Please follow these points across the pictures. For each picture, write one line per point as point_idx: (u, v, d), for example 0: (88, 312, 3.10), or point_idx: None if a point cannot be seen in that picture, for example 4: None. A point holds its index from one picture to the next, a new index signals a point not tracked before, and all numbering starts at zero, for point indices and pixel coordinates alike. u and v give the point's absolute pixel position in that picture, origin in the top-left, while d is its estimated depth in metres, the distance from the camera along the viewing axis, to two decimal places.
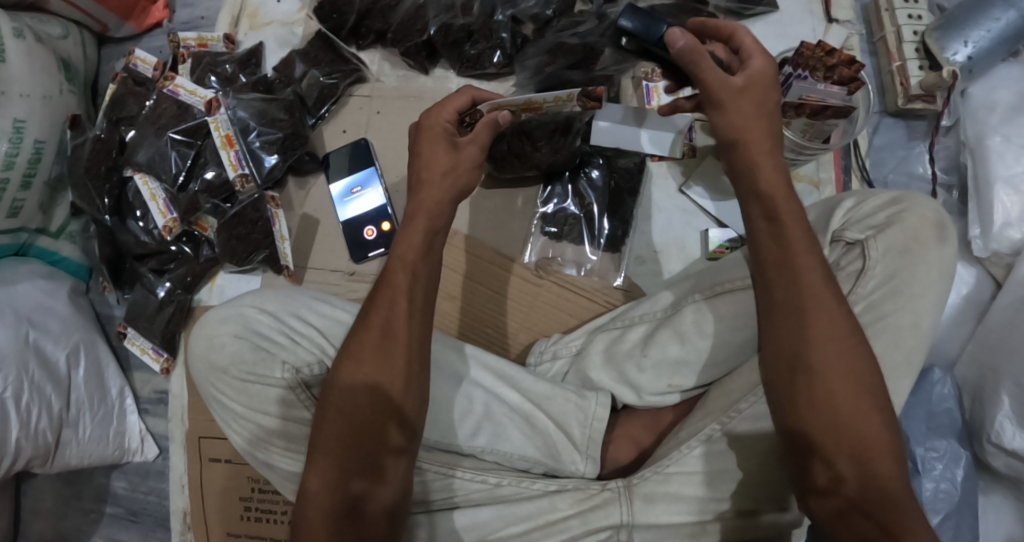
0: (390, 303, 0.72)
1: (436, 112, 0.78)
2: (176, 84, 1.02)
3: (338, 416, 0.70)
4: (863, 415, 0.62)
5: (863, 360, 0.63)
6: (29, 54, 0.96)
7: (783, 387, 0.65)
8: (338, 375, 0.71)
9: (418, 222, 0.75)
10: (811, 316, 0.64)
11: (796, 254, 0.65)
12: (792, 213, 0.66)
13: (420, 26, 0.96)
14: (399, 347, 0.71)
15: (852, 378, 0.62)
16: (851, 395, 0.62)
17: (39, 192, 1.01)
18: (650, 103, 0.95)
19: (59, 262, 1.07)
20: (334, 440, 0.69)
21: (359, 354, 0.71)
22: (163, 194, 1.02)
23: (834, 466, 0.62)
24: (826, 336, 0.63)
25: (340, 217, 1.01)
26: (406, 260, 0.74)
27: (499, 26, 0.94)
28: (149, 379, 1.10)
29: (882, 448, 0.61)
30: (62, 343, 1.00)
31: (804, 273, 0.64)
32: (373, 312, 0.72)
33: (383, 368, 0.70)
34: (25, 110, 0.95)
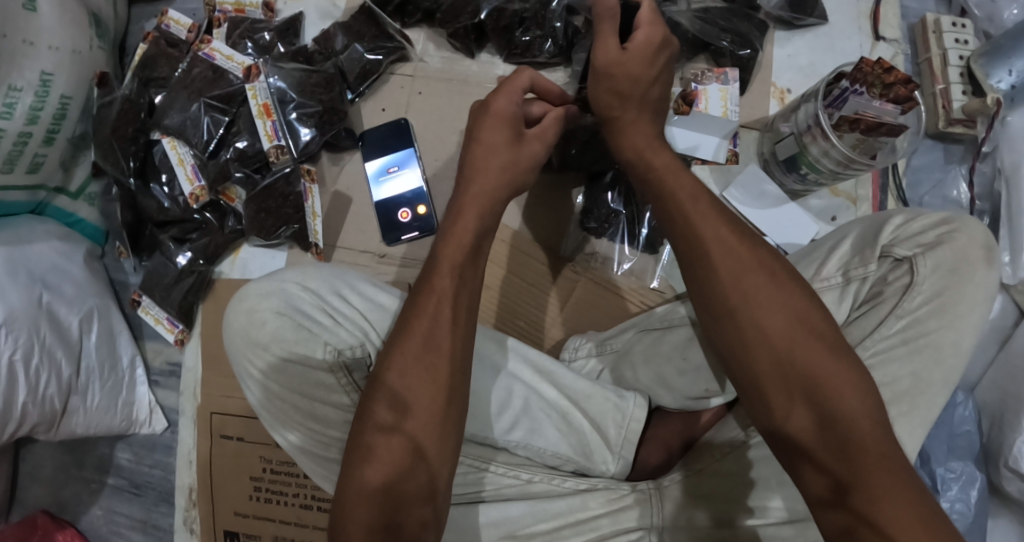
0: (436, 309, 0.69)
1: (503, 96, 0.76)
2: (211, 48, 0.99)
3: (377, 422, 0.67)
4: (809, 355, 0.65)
5: (802, 306, 0.67)
6: (61, 6, 0.92)
7: (719, 336, 0.69)
8: (381, 374, 0.68)
9: (472, 215, 0.73)
10: (716, 260, 0.69)
11: (706, 230, 0.70)
12: (694, 183, 0.73)
13: (471, 8, 0.94)
14: (442, 357, 0.68)
15: (790, 326, 0.66)
16: (789, 343, 0.66)
17: (62, 149, 0.97)
18: (699, 105, 0.93)
19: (75, 223, 1.04)
20: (366, 441, 0.67)
21: (390, 351, 0.69)
22: (184, 154, 0.99)
23: (793, 417, 0.65)
24: (747, 289, 0.68)
25: (374, 197, 0.99)
26: (453, 262, 0.71)
27: (554, 15, 0.93)
28: (162, 350, 1.08)
29: (837, 387, 0.64)
30: (76, 308, 0.97)
31: (723, 235, 0.70)
32: (416, 317, 0.69)
33: (424, 374, 0.68)
34: (53, 63, 0.91)
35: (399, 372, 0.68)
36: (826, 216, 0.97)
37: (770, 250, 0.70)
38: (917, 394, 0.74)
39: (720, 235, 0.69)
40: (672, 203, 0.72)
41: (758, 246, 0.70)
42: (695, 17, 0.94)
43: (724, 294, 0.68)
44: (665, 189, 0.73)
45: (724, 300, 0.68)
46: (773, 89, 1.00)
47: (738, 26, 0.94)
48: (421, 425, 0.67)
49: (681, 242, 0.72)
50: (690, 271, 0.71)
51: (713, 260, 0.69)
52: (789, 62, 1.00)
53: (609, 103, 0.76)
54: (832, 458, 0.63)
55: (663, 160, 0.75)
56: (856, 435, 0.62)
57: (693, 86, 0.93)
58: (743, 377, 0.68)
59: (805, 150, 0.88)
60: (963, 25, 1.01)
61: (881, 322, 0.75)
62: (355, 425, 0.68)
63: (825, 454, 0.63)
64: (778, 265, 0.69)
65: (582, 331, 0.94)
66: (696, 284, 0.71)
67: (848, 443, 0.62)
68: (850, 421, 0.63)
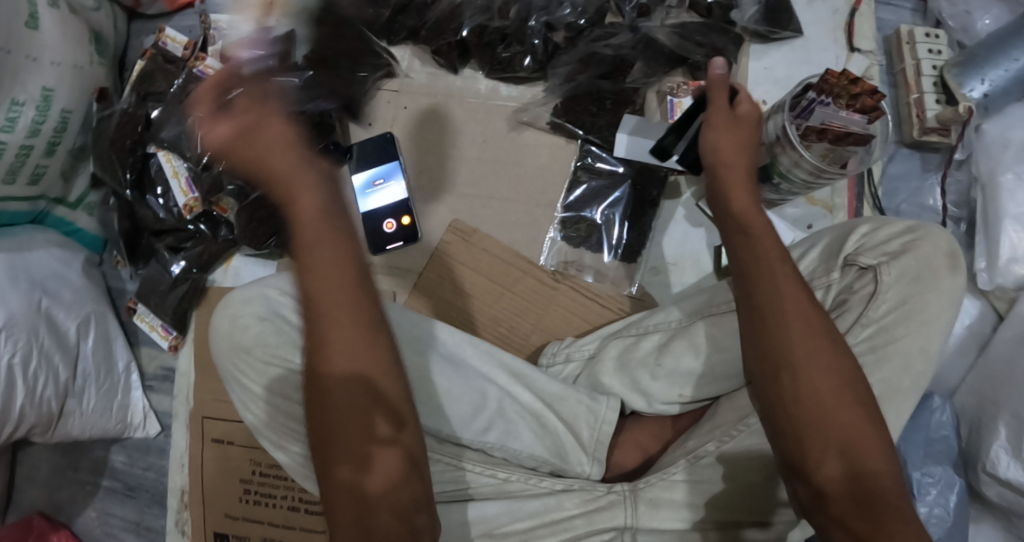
0: (341, 312, 0.65)
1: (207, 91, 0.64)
2: (206, 65, 1.05)
3: (346, 433, 0.65)
4: (847, 416, 0.65)
5: (844, 359, 0.67)
6: (62, 23, 0.98)
7: (769, 387, 0.68)
8: (329, 387, 0.65)
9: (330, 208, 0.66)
10: (789, 316, 0.67)
11: (785, 287, 0.68)
12: (776, 244, 0.71)
13: (453, 26, 0.97)
14: (381, 353, 0.67)
15: (835, 384, 0.66)
16: (835, 402, 0.65)
17: (62, 160, 1.02)
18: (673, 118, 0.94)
19: (74, 232, 1.08)
20: (345, 456, 0.65)
21: (343, 360, 0.65)
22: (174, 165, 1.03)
23: (823, 466, 0.64)
24: (811, 349, 0.66)
25: (361, 208, 0.99)
26: (330, 261, 0.65)
27: (533, 31, 0.96)
28: (156, 356, 1.11)
29: (868, 448, 0.64)
30: (74, 313, 1.01)
31: (791, 293, 0.68)
32: (331, 328, 0.65)
33: (379, 376, 0.66)
34: (54, 78, 0.97)
35: (355, 384, 0.65)
36: (802, 225, 1.00)
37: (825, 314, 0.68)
38: (884, 400, 0.76)
39: (789, 295, 0.68)
40: (754, 251, 0.71)
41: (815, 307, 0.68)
42: (672, 32, 0.97)
43: (785, 346, 0.67)
44: (756, 245, 0.71)
45: (777, 350, 0.67)
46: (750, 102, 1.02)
47: (714, 41, 0.97)
48: (414, 439, 0.67)
49: (744, 293, 0.71)
50: (749, 323, 0.70)
51: (777, 311, 0.68)
52: (764, 75, 1.02)
53: (727, 150, 0.75)
54: (852, 509, 0.63)
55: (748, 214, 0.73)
56: (882, 493, 0.62)
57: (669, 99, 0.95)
58: (786, 428, 0.67)
59: (775, 160, 0.89)
60: (937, 36, 1.04)
61: (848, 332, 0.78)
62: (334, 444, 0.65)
63: (848, 504, 0.63)
64: (829, 324, 0.68)
65: (560, 335, 0.95)
66: (751, 331, 0.69)
67: (872, 495, 0.62)
68: (877, 477, 0.63)
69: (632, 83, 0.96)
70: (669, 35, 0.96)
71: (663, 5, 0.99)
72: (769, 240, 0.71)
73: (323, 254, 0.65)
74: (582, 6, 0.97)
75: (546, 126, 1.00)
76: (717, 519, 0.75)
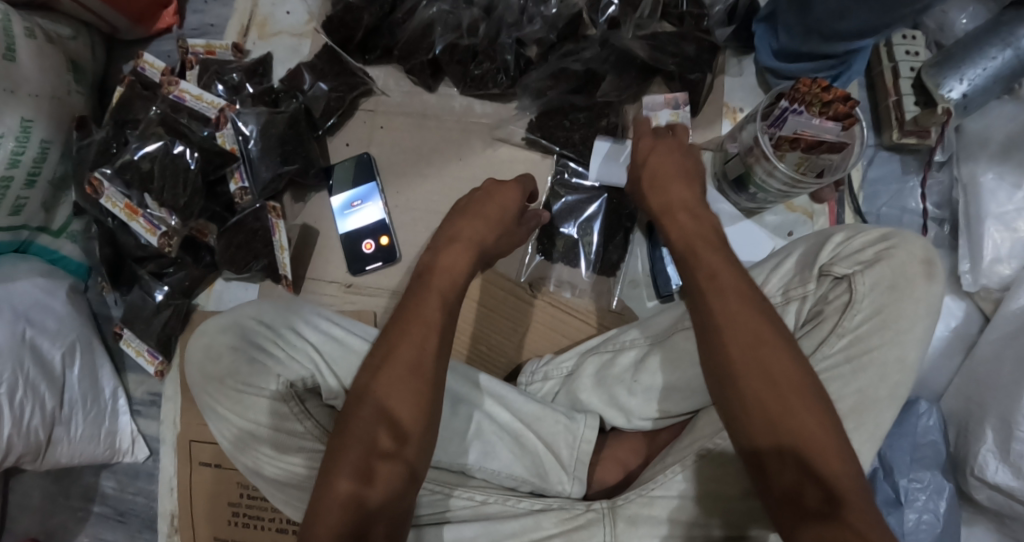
0: (422, 338, 0.70)
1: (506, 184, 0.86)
2: (182, 89, 1.04)
3: (354, 442, 0.67)
4: (798, 421, 0.63)
5: (793, 364, 0.64)
6: (39, 54, 1.00)
7: (718, 397, 0.66)
8: (358, 401, 0.68)
9: (460, 252, 0.78)
10: (727, 325, 0.66)
11: (729, 301, 0.66)
12: (717, 257, 0.70)
13: (426, 44, 0.98)
14: (427, 381, 0.69)
15: (785, 386, 0.63)
16: (779, 405, 0.63)
17: (43, 190, 1.03)
18: None
19: (58, 260, 1.09)
20: (347, 467, 0.66)
21: (375, 365, 0.70)
22: (126, 201, 0.99)
23: (793, 478, 0.62)
24: (763, 357, 0.64)
25: (340, 229, 1.01)
26: (441, 293, 0.74)
27: (504, 48, 0.97)
28: (143, 381, 1.12)
29: (824, 451, 0.62)
30: (59, 342, 1.02)
31: (736, 304, 0.66)
32: (396, 345, 0.70)
33: (410, 395, 0.68)
34: (32, 110, 0.98)
35: (386, 396, 0.68)
36: (783, 232, 1.00)
37: (771, 318, 0.66)
38: (862, 411, 0.76)
39: (736, 307, 0.66)
40: (692, 261, 0.70)
41: (762, 312, 0.66)
42: (645, 43, 0.96)
43: (725, 360, 0.65)
44: (691, 262, 0.70)
45: (725, 362, 0.65)
46: (726, 109, 1.01)
47: (685, 49, 0.95)
48: (415, 453, 0.68)
49: (693, 305, 0.69)
50: (699, 334, 0.68)
51: (715, 321, 0.66)
52: (738, 82, 1.02)
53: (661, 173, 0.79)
54: (823, 510, 0.60)
55: (694, 231, 0.73)
56: (846, 498, 0.61)
57: (645, 114, 0.97)
58: (744, 435, 0.64)
59: (750, 171, 0.90)
60: (913, 36, 1.02)
61: (824, 342, 0.79)
62: (340, 448, 0.67)
63: (815, 505, 0.61)
64: (777, 331, 0.65)
65: (540, 351, 0.95)
66: (701, 343, 0.68)
67: (836, 497, 0.60)
68: (836, 481, 0.61)
69: (605, 97, 0.96)
70: (644, 46, 0.95)
71: (633, 16, 0.96)
72: (710, 253, 0.70)
73: (444, 282, 0.75)
74: (554, 23, 0.97)
75: (521, 139, 1.00)
76: (727, 530, 0.72)
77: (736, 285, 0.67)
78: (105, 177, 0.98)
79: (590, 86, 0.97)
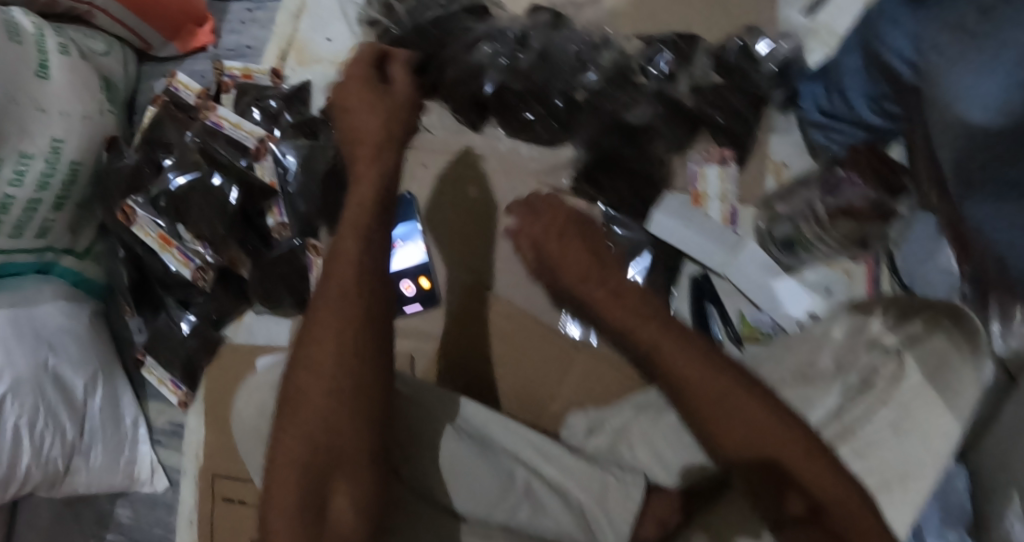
0: (342, 336, 0.69)
1: (399, 66, 0.81)
2: (219, 116, 1.01)
3: (320, 446, 0.66)
4: (784, 446, 0.65)
5: (727, 371, 0.68)
6: (72, 71, 0.97)
7: (698, 431, 0.68)
8: (308, 400, 0.67)
9: (350, 235, 0.74)
10: (681, 367, 0.67)
11: (644, 333, 0.68)
12: (638, 292, 0.70)
13: (478, 84, 0.96)
14: (369, 374, 0.69)
15: (745, 426, 0.66)
16: (756, 427, 0.66)
17: (70, 213, 1.00)
18: (695, 187, 0.98)
19: (81, 282, 1.06)
20: (306, 473, 0.65)
21: (304, 376, 0.68)
22: (160, 232, 0.97)
23: (788, 501, 0.65)
24: (698, 377, 0.67)
25: (382, 269, 0.98)
26: (342, 290, 0.71)
27: (556, 94, 0.97)
28: (164, 409, 1.09)
29: (800, 459, 0.65)
30: (81, 370, 0.99)
31: (674, 343, 0.68)
32: (319, 345, 0.69)
33: (357, 395, 0.68)
34: (63, 129, 0.95)
35: (332, 393, 0.67)
36: (821, 289, 0.96)
37: (722, 358, 0.69)
38: (907, 479, 0.77)
39: (691, 366, 0.67)
40: (616, 291, 0.70)
41: (710, 354, 0.69)
42: (695, 95, 0.96)
43: (690, 392, 0.67)
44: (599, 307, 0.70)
45: (678, 383, 0.67)
46: (769, 163, 1.00)
47: (729, 101, 0.96)
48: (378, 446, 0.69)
49: (606, 324, 0.71)
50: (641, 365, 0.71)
51: (680, 382, 0.67)
52: (785, 137, 1.01)
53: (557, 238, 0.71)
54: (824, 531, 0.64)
55: (633, 299, 0.70)
56: (839, 514, 0.64)
57: (690, 167, 0.98)
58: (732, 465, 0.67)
59: (800, 235, 0.94)
60: None
61: (873, 413, 0.81)
62: (336, 444, 0.67)
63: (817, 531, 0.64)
64: (716, 354, 0.69)
65: (580, 402, 0.93)
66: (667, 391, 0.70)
67: (824, 512, 0.64)
68: (836, 505, 0.64)
69: (649, 146, 0.96)
70: (688, 91, 0.96)
71: (688, 69, 0.97)
72: (630, 288, 0.71)
73: (344, 270, 0.72)
74: (606, 70, 0.97)
75: (564, 186, 0.99)
76: None
77: (665, 329, 0.68)
78: (138, 205, 0.98)
79: (639, 140, 0.96)
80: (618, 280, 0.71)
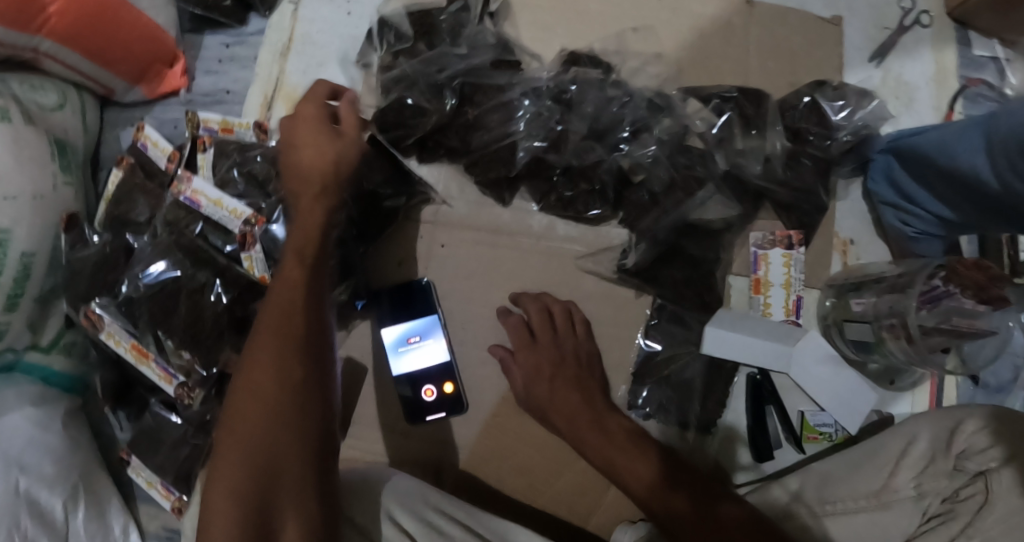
0: (265, 346, 0.66)
1: (309, 102, 0.80)
2: (194, 191, 0.86)
3: (240, 446, 0.62)
4: (688, 496, 0.73)
5: (632, 442, 0.78)
6: (16, 143, 0.81)
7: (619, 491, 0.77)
8: (236, 401, 0.64)
9: (292, 266, 0.71)
10: (598, 446, 0.78)
11: (585, 427, 0.80)
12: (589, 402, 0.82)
13: (507, 157, 0.84)
14: (310, 391, 0.65)
15: (651, 482, 0.75)
16: (659, 493, 0.74)
17: (29, 309, 0.86)
18: (757, 272, 0.87)
19: (51, 377, 0.91)
20: (231, 475, 0.61)
21: (243, 381, 0.65)
22: (133, 341, 0.85)
23: None
24: (611, 453, 0.77)
25: (395, 370, 0.87)
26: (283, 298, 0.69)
27: (605, 170, 0.84)
28: (157, 514, 0.97)
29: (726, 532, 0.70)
30: (58, 488, 0.86)
31: (600, 430, 0.79)
32: (249, 363, 0.66)
33: (276, 403, 0.64)
34: (10, 218, 0.80)
35: (259, 398, 0.64)
36: (885, 378, 0.89)
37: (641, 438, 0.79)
38: None
39: (628, 459, 0.77)
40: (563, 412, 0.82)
41: (634, 439, 0.79)
42: (762, 170, 0.84)
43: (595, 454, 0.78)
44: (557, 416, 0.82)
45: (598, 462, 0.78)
46: (835, 240, 0.89)
47: (806, 177, 0.84)
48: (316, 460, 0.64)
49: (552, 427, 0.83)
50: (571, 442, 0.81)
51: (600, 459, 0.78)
52: (849, 207, 0.90)
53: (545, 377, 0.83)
54: None
55: (586, 427, 0.80)
56: None
57: (754, 251, 0.87)
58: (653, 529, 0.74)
59: (881, 342, 0.80)
60: None
61: None
62: (269, 444, 0.62)
63: None
64: (631, 437, 0.79)
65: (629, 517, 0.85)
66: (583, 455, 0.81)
67: None
68: None
69: (709, 225, 0.84)
70: (759, 164, 0.84)
71: (762, 145, 0.84)
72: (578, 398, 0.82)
73: (283, 292, 0.70)
74: (663, 138, 0.84)
75: (610, 273, 0.88)
76: None
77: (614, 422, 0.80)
78: (103, 310, 0.85)
79: (696, 227, 0.84)
80: (593, 406, 0.82)
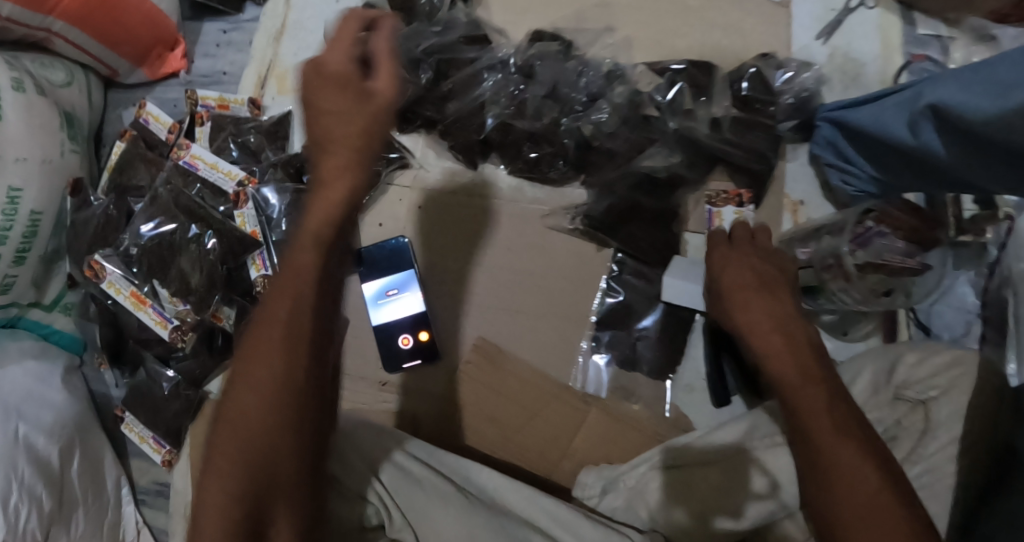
0: (273, 324, 0.61)
1: None
2: (193, 155, 0.95)
3: (237, 432, 0.59)
4: (807, 399, 0.64)
5: (805, 343, 0.68)
6: (28, 110, 0.87)
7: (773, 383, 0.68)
8: (236, 385, 0.60)
9: (316, 212, 0.61)
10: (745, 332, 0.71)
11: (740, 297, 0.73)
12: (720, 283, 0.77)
13: (477, 122, 0.91)
14: (304, 376, 0.60)
15: (812, 393, 0.64)
16: (804, 391, 0.65)
17: (34, 266, 0.92)
18: (713, 228, 0.91)
19: (50, 334, 0.98)
20: (228, 458, 0.58)
21: (247, 359, 0.61)
22: (132, 289, 0.92)
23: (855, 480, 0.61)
24: (767, 344, 0.69)
25: (373, 321, 0.94)
26: (296, 268, 0.62)
27: (566, 133, 0.91)
28: (148, 469, 1.02)
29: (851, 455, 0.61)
30: (55, 437, 0.90)
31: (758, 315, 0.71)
32: (255, 344, 0.61)
33: (275, 392, 0.59)
34: (21, 177, 0.86)
35: (259, 386, 0.59)
36: (838, 330, 0.94)
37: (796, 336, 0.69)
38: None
39: (769, 345, 0.69)
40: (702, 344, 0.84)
41: (793, 339, 0.69)
42: (713, 132, 0.90)
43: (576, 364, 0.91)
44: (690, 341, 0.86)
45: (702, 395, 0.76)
46: (786, 201, 0.95)
47: (752, 141, 0.89)
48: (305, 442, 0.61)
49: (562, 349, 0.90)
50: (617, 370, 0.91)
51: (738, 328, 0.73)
52: (798, 169, 0.96)
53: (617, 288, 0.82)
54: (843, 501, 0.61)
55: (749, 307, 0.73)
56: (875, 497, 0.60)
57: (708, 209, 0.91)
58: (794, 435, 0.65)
59: (823, 285, 0.84)
60: None
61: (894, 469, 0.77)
62: (266, 434, 0.59)
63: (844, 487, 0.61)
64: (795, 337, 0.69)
65: (595, 461, 0.88)
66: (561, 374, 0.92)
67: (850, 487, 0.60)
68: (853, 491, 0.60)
69: (662, 178, 0.90)
70: (707, 126, 0.90)
71: (706, 105, 0.90)
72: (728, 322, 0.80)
73: (297, 264, 0.62)
74: (618, 104, 0.91)
75: (569, 229, 0.94)
76: None
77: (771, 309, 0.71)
78: (106, 260, 0.92)
79: (654, 182, 0.90)
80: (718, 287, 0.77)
